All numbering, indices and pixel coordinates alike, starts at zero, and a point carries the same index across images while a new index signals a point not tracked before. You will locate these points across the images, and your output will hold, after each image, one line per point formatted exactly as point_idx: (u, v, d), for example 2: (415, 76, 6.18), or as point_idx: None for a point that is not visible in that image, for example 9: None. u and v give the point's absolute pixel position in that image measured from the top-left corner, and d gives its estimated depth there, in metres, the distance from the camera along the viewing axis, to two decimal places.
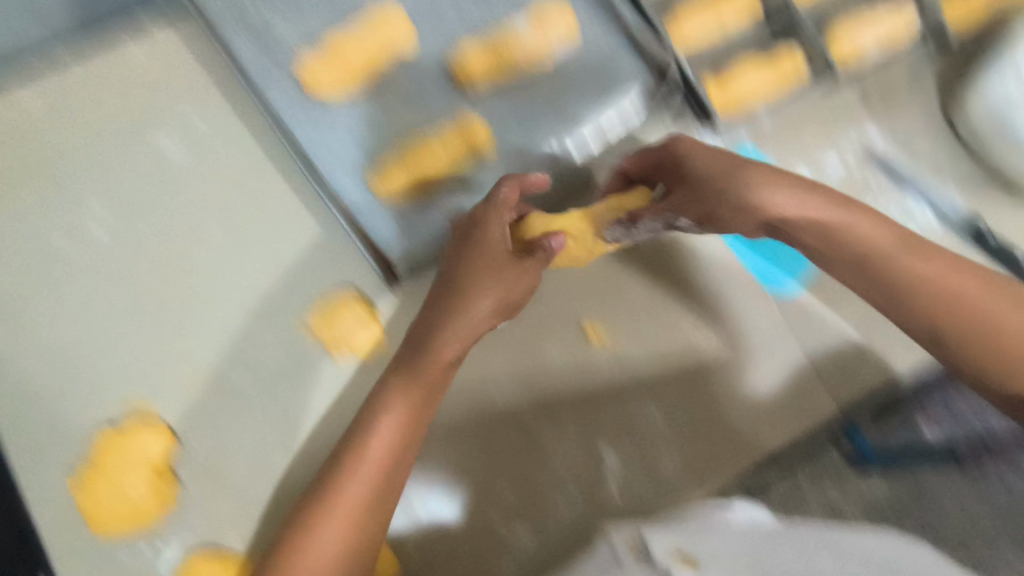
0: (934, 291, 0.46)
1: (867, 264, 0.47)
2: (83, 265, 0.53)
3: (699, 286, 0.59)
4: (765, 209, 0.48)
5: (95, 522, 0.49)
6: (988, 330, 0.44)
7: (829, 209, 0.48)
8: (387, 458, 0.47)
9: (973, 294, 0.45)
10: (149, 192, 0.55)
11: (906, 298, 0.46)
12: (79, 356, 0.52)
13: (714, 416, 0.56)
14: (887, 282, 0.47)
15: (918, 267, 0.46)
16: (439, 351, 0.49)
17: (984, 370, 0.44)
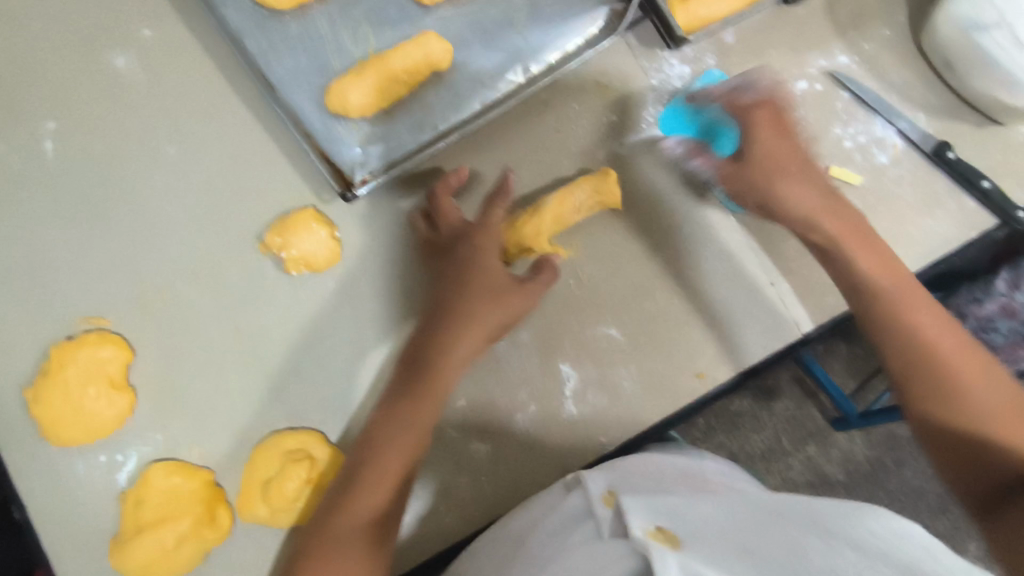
0: (916, 339, 0.50)
1: (865, 288, 0.52)
2: (38, 182, 0.54)
3: (678, 257, 0.58)
4: (803, 203, 0.53)
5: (51, 428, 0.49)
6: (957, 395, 0.48)
7: (849, 231, 0.53)
8: (400, 479, 0.47)
9: (948, 355, 0.49)
10: (98, 108, 0.55)
11: (894, 337, 0.50)
12: (36, 265, 0.53)
13: (669, 333, 0.56)
14: (881, 318, 0.51)
15: (912, 308, 0.51)
16: (443, 379, 0.49)
17: (956, 434, 0.48)
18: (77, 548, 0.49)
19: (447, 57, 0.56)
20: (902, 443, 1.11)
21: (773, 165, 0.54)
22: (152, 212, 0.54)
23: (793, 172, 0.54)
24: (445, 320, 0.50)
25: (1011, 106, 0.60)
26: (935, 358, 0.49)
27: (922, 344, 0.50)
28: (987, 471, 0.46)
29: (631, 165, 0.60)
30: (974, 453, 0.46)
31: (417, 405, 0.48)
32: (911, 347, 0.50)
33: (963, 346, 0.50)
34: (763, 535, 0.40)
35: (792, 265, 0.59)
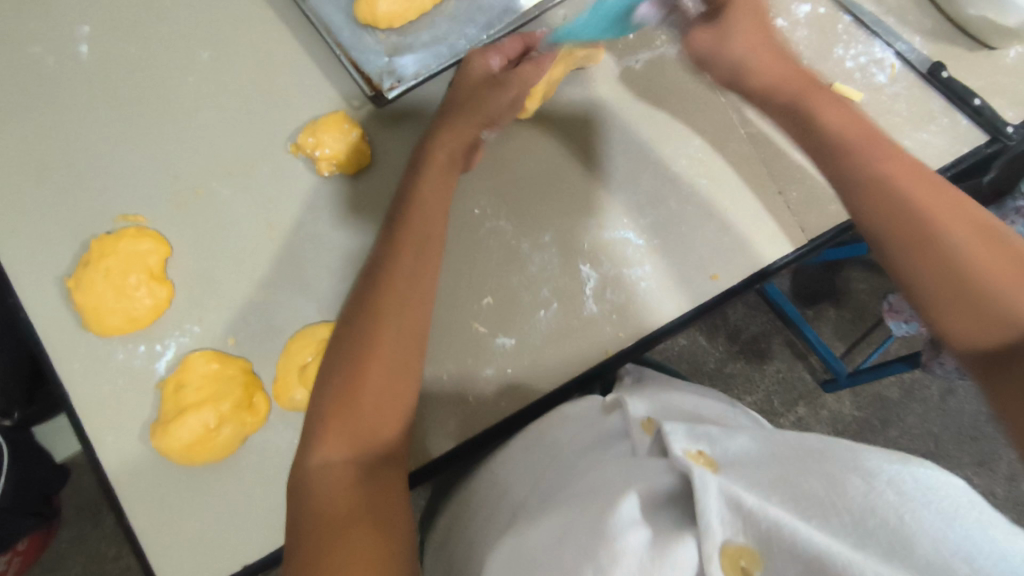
0: (884, 186, 0.47)
1: (837, 160, 0.51)
2: (74, 80, 0.56)
3: (687, 175, 0.61)
4: (748, 66, 0.56)
5: (92, 316, 0.51)
6: (930, 252, 0.44)
7: (827, 103, 0.53)
8: (399, 338, 0.47)
9: (924, 204, 0.45)
10: (136, 16, 0.58)
11: (862, 197, 0.48)
12: (67, 160, 0.54)
13: (684, 234, 0.60)
14: (847, 178, 0.49)
15: (900, 173, 0.47)
16: (429, 253, 0.50)
17: (944, 302, 0.43)
18: (116, 431, 0.50)
19: None
20: (890, 404, 1.17)
21: (739, 38, 0.55)
22: (187, 112, 0.56)
23: (770, 61, 0.56)
24: (426, 173, 0.52)
25: (1001, 26, 0.63)
26: (922, 217, 0.45)
27: (926, 221, 0.45)
28: (997, 338, 0.40)
29: (642, 80, 0.63)
30: (965, 311, 0.42)
31: (410, 250, 0.49)
32: (910, 216, 0.45)
33: (959, 202, 0.46)
34: (804, 469, 0.39)
35: (797, 174, 0.61)
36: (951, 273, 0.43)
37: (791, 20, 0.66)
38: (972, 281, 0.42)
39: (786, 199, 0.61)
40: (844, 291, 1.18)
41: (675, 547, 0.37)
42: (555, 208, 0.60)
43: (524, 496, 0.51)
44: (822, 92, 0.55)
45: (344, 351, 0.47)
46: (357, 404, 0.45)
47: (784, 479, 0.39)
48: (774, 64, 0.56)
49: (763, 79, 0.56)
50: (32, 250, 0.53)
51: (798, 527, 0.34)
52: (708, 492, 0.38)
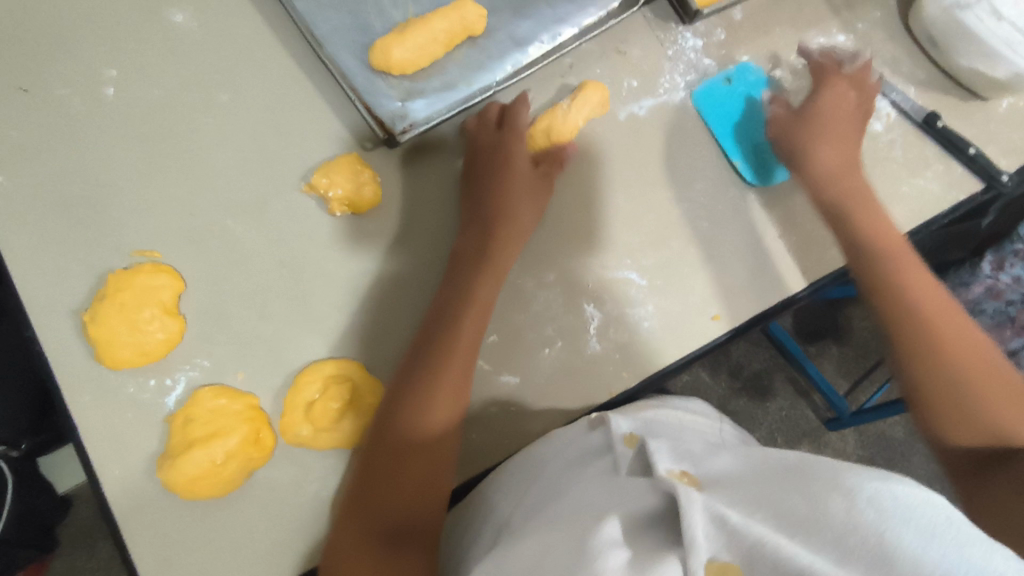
0: (910, 297, 0.55)
1: (873, 262, 0.57)
2: (97, 119, 0.58)
3: (689, 218, 0.63)
4: (819, 153, 0.62)
5: (105, 349, 0.52)
6: (944, 360, 0.52)
7: (871, 208, 0.60)
8: (444, 419, 0.50)
9: (941, 320, 0.54)
10: (159, 58, 0.60)
11: (895, 301, 0.55)
12: (87, 196, 0.56)
13: (687, 275, 0.61)
14: (880, 280, 0.56)
15: (924, 289, 0.55)
16: (461, 324, 0.52)
17: (947, 406, 0.51)
18: (123, 463, 0.51)
19: (480, 22, 0.62)
20: (895, 442, 1.16)
21: (824, 132, 0.63)
22: (205, 150, 0.58)
23: (843, 161, 0.62)
24: (475, 261, 0.55)
25: (993, 80, 0.65)
26: (946, 348, 0.52)
27: (942, 333, 0.53)
28: (987, 445, 0.49)
29: (646, 124, 0.65)
30: (968, 418, 0.50)
31: (451, 327, 0.52)
32: (932, 328, 0.53)
33: (972, 334, 0.53)
34: (784, 486, 0.39)
35: (796, 218, 0.63)
36: (961, 397, 0.50)
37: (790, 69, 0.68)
38: (977, 400, 0.50)
39: (787, 243, 0.63)
40: (846, 328, 1.18)
41: (659, 565, 0.36)
42: (560, 247, 0.61)
43: (510, 511, 0.50)
44: (874, 205, 0.60)
45: (386, 413, 0.51)
46: (398, 478, 0.48)
47: (767, 498, 0.38)
48: (839, 163, 0.62)
49: (841, 169, 0.62)
50: (47, 282, 0.54)
51: (782, 545, 0.34)
52: (692, 509, 0.37)
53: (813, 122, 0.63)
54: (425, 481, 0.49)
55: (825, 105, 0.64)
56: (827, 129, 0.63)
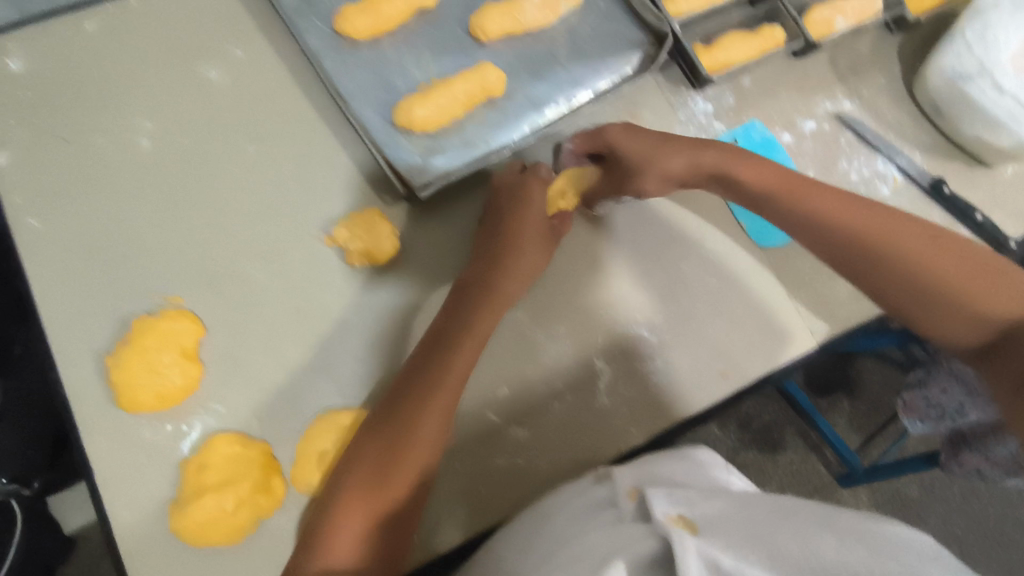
0: (844, 231, 0.57)
1: (795, 213, 0.58)
2: (131, 168, 0.61)
3: (699, 276, 0.64)
4: (667, 172, 0.60)
5: (125, 395, 0.53)
6: (898, 275, 0.55)
7: (765, 160, 0.61)
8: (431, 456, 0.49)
9: (880, 238, 0.56)
10: (191, 111, 0.63)
11: (834, 242, 0.57)
12: (116, 241, 0.58)
13: (697, 332, 0.62)
14: (814, 228, 0.58)
15: (851, 219, 0.57)
16: (457, 361, 0.52)
17: (927, 312, 0.54)
18: (134, 508, 0.51)
19: (499, 84, 0.65)
20: (909, 501, 1.14)
21: (652, 160, 0.60)
22: (234, 200, 0.61)
23: (708, 152, 0.60)
24: (476, 301, 0.56)
25: (998, 148, 0.67)
26: (913, 283, 0.54)
27: (886, 255, 0.55)
28: (975, 334, 0.53)
29: None
30: (948, 318, 0.53)
31: (448, 358, 0.52)
32: (876, 256, 0.55)
33: (914, 234, 0.56)
34: (777, 524, 0.40)
35: (804, 278, 0.65)
36: (939, 312, 0.54)
37: (797, 133, 0.70)
38: (945, 298, 0.53)
39: (796, 302, 0.64)
40: (856, 382, 1.18)
41: None
42: (572, 301, 0.62)
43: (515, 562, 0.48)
44: (803, 184, 0.59)
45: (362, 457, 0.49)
46: (374, 508, 0.47)
47: (760, 536, 0.39)
48: (716, 156, 0.60)
49: (714, 164, 0.60)
50: (73, 324, 0.55)
51: None
52: (687, 553, 0.38)
53: (629, 163, 0.61)
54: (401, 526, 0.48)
55: (620, 138, 0.61)
56: (638, 150, 0.60)
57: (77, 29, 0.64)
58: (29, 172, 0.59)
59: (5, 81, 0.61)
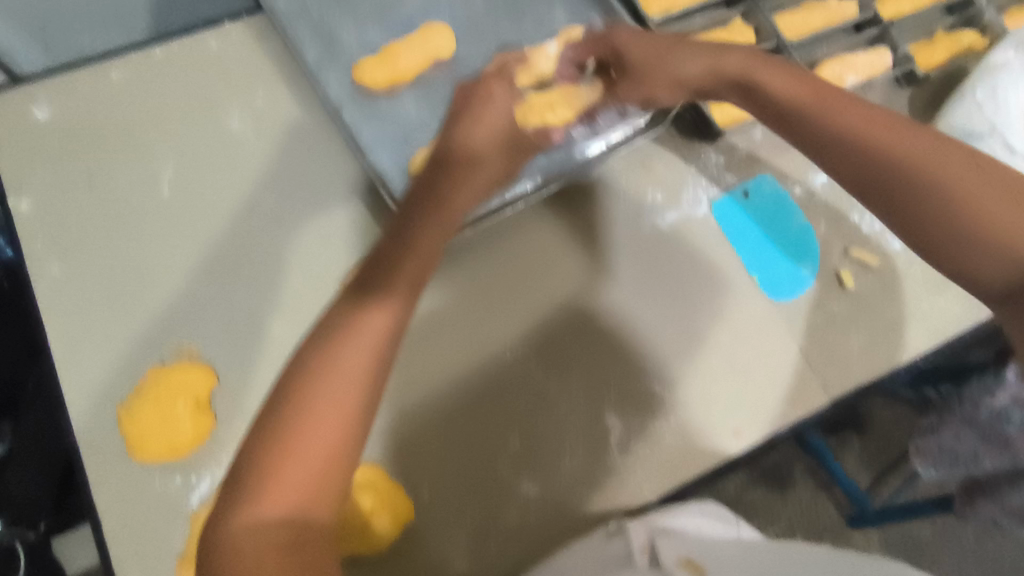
0: (866, 139, 0.52)
1: (809, 121, 0.55)
2: (151, 216, 0.62)
3: (710, 326, 0.64)
4: (679, 77, 0.61)
5: (137, 447, 0.53)
6: (930, 187, 0.49)
7: (784, 70, 0.58)
8: (353, 392, 0.46)
9: (909, 148, 0.51)
10: (211, 160, 0.65)
11: (855, 149, 0.52)
12: (134, 288, 0.59)
13: (708, 386, 0.61)
14: (828, 133, 0.54)
15: (878, 127, 0.52)
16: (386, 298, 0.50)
17: (960, 237, 0.48)
18: (145, 562, 0.51)
19: None
20: (920, 543, 1.12)
21: (662, 65, 0.61)
22: (250, 248, 0.62)
23: (732, 61, 0.59)
24: (418, 227, 0.54)
25: None
26: (961, 207, 0.48)
27: (917, 167, 0.50)
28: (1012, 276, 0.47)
29: (671, 236, 0.67)
30: (984, 253, 0.47)
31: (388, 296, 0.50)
32: (905, 166, 0.50)
33: (953, 154, 0.50)
34: None
35: (817, 332, 0.65)
36: (973, 241, 0.48)
37: (809, 185, 0.70)
38: (985, 224, 0.47)
39: (808, 357, 0.64)
40: (866, 419, 1.16)
41: None
42: (585, 353, 0.62)
43: None
44: (836, 96, 0.55)
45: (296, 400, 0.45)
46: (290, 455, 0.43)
47: None
48: (735, 59, 0.59)
49: (739, 71, 0.59)
50: (89, 373, 0.56)
51: None
52: None
53: (636, 69, 0.62)
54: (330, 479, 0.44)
55: (631, 44, 0.63)
56: (647, 55, 0.62)
57: (102, 76, 0.66)
58: (52, 219, 0.61)
59: (32, 131, 0.63)
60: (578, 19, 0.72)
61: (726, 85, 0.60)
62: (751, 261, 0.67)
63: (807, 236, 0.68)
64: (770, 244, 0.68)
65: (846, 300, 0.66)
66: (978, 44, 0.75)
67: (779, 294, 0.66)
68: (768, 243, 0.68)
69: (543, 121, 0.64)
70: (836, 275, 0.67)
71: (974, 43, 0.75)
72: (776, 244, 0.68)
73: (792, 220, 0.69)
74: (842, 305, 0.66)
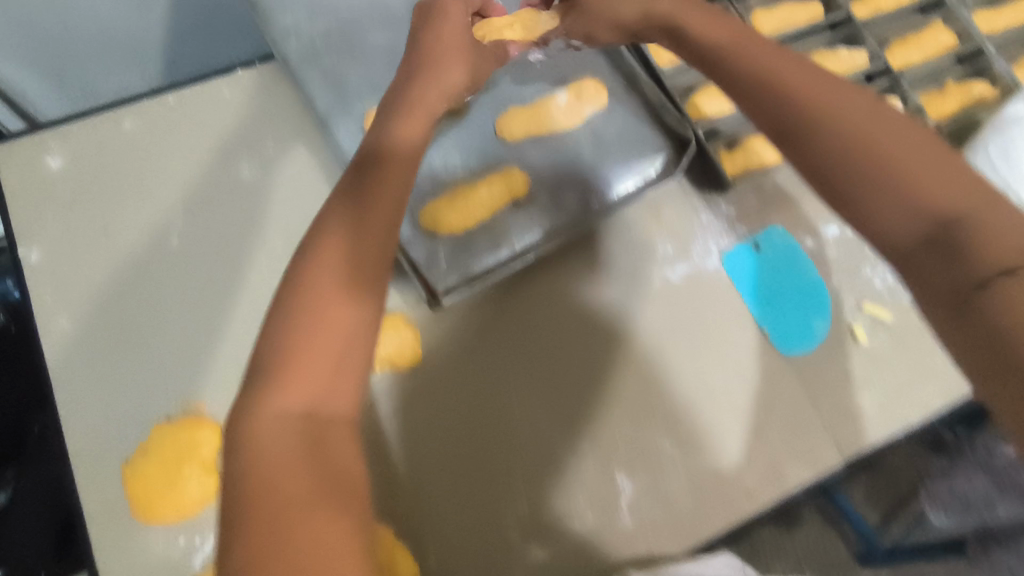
0: (774, 74, 0.45)
1: (726, 58, 0.49)
2: (160, 267, 0.62)
3: (722, 383, 0.63)
4: (611, 13, 0.59)
5: (140, 508, 0.53)
6: (830, 128, 0.41)
7: (708, 16, 0.52)
8: (346, 272, 0.41)
9: (818, 86, 0.43)
10: (220, 208, 0.65)
11: (763, 85, 0.45)
12: (141, 341, 0.59)
13: (720, 445, 0.60)
14: (736, 70, 0.48)
15: (786, 67, 0.45)
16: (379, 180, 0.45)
17: (865, 187, 0.39)
18: None
19: (524, 187, 0.66)
20: None
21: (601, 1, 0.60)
22: (258, 303, 0.61)
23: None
24: (404, 122, 0.50)
25: None
26: (871, 153, 0.40)
27: (823, 108, 0.42)
28: (930, 234, 0.37)
29: (682, 289, 0.66)
30: (890, 204, 0.38)
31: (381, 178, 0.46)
32: (810, 103, 0.42)
33: (870, 101, 0.42)
34: None
35: (830, 389, 0.64)
36: (882, 194, 0.39)
37: (821, 236, 0.70)
38: (892, 173, 0.39)
39: (822, 416, 0.63)
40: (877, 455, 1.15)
41: None
42: (593, 410, 0.61)
43: None
44: (759, 39, 0.49)
45: (317, 255, 0.41)
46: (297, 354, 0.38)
47: None
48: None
49: (665, 10, 0.54)
50: (95, 428, 0.56)
51: None
52: None
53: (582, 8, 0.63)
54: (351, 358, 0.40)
55: None
56: None
57: (114, 124, 0.66)
58: (63, 269, 0.61)
59: (44, 180, 0.63)
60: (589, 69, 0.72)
61: (653, 27, 0.56)
62: (762, 314, 0.66)
63: (819, 290, 0.67)
64: (782, 297, 0.67)
65: (859, 356, 0.65)
66: (990, 95, 0.74)
67: (791, 349, 0.65)
68: (779, 296, 0.67)
69: (502, 37, 0.68)
70: (849, 330, 0.66)
71: (986, 93, 0.75)
72: (788, 298, 0.67)
73: (804, 273, 0.68)
74: (856, 361, 0.65)
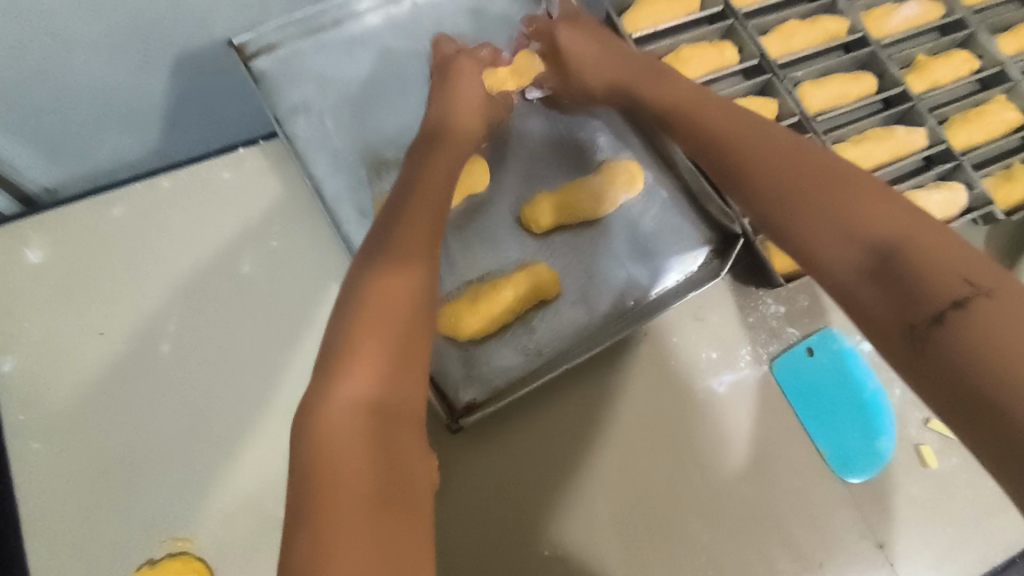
0: (704, 122, 0.50)
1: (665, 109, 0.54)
2: (149, 378, 0.55)
3: (773, 515, 0.57)
4: (576, 68, 0.62)
5: None
6: (753, 166, 0.45)
7: (649, 69, 0.58)
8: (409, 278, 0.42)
9: (740, 129, 0.47)
10: (217, 308, 0.58)
11: (698, 134, 0.50)
12: (126, 468, 0.53)
13: None
14: (675, 118, 0.52)
15: (714, 115, 0.50)
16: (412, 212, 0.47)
17: (790, 214, 0.41)
18: None
19: (554, 287, 0.59)
20: None
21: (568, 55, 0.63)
22: (259, 419, 0.55)
23: (617, 62, 0.59)
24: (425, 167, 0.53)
25: None
26: (790, 183, 0.42)
27: (748, 148, 0.46)
28: (853, 253, 0.37)
29: (727, 403, 0.60)
30: (817, 227, 0.39)
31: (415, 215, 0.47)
32: (737, 146, 0.46)
33: (790, 138, 0.45)
34: None
35: (892, 521, 0.57)
36: (805, 218, 0.40)
37: None
38: (812, 200, 0.40)
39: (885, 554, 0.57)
40: None
41: None
42: (627, 537, 0.56)
43: None
44: (697, 89, 0.54)
45: (374, 283, 0.41)
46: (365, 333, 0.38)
47: None
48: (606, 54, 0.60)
49: (613, 66, 0.60)
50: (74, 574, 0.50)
51: None
52: None
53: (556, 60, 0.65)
54: (416, 374, 0.39)
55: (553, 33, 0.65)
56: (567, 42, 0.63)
57: (103, 210, 0.60)
58: (40, 383, 0.54)
59: (25, 278, 0.57)
60: (621, 153, 0.67)
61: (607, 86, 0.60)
62: (818, 434, 0.59)
63: (882, 404, 0.60)
64: (841, 413, 0.60)
65: (925, 483, 0.59)
66: None
67: (850, 475, 0.58)
68: (838, 411, 0.60)
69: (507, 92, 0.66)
70: (915, 451, 0.60)
71: None
72: (848, 414, 0.60)
73: (865, 385, 0.61)
74: (922, 489, 0.58)
